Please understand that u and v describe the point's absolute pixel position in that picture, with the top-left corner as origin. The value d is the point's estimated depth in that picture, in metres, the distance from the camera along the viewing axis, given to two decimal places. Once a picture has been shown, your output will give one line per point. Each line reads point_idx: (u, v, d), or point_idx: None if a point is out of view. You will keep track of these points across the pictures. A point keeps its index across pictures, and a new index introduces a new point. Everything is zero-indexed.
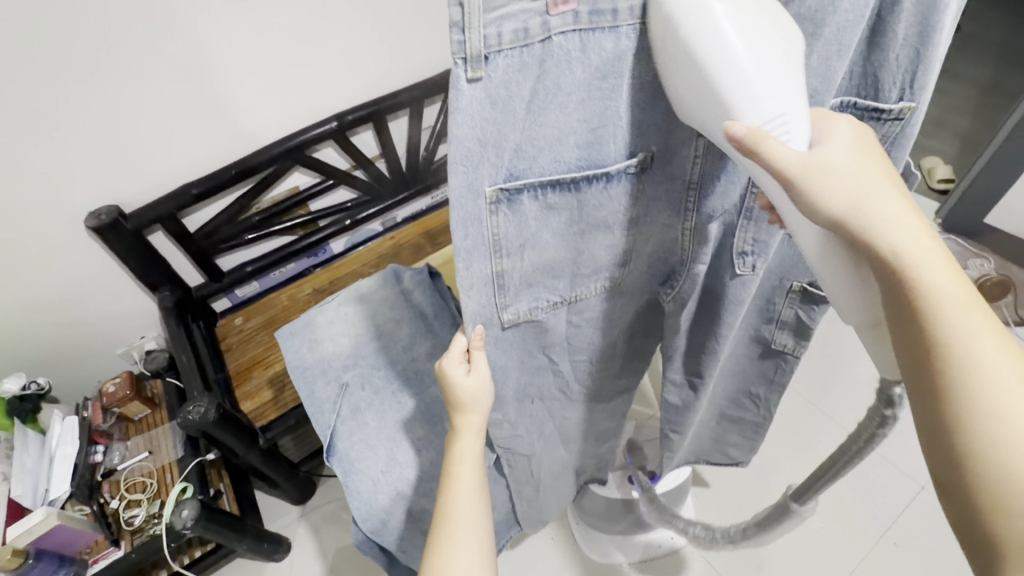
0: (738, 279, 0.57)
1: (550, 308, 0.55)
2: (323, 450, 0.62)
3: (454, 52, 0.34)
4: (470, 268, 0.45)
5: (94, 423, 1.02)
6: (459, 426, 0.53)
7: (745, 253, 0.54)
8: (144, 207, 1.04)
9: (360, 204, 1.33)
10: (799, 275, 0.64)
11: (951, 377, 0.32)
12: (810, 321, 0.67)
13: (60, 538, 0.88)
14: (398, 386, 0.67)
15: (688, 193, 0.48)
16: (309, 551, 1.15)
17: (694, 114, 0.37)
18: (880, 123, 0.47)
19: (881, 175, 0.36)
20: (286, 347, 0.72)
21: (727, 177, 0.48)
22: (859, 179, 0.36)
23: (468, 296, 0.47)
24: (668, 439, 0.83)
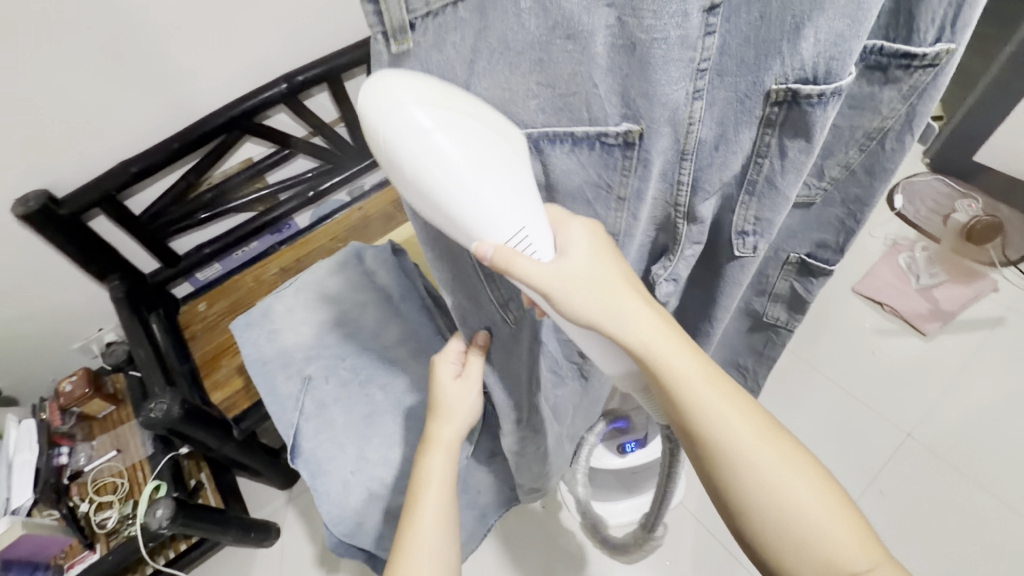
0: (738, 260, 0.53)
1: None
2: (288, 451, 0.58)
3: (371, 27, 0.31)
4: (445, 256, 0.41)
5: (54, 425, 0.96)
6: (431, 435, 0.52)
7: (745, 232, 0.49)
8: (78, 190, 0.94)
9: (321, 173, 1.23)
10: (796, 245, 0.59)
11: (713, 457, 0.39)
12: (806, 295, 0.63)
13: (29, 547, 0.83)
14: (366, 377, 0.62)
15: (681, 165, 0.41)
16: (299, 536, 1.13)
17: (447, 229, 0.37)
18: (909, 73, 0.39)
19: (613, 278, 0.40)
20: (242, 340, 0.66)
21: (726, 147, 0.41)
22: (594, 282, 0.39)
23: (447, 294, 0.46)
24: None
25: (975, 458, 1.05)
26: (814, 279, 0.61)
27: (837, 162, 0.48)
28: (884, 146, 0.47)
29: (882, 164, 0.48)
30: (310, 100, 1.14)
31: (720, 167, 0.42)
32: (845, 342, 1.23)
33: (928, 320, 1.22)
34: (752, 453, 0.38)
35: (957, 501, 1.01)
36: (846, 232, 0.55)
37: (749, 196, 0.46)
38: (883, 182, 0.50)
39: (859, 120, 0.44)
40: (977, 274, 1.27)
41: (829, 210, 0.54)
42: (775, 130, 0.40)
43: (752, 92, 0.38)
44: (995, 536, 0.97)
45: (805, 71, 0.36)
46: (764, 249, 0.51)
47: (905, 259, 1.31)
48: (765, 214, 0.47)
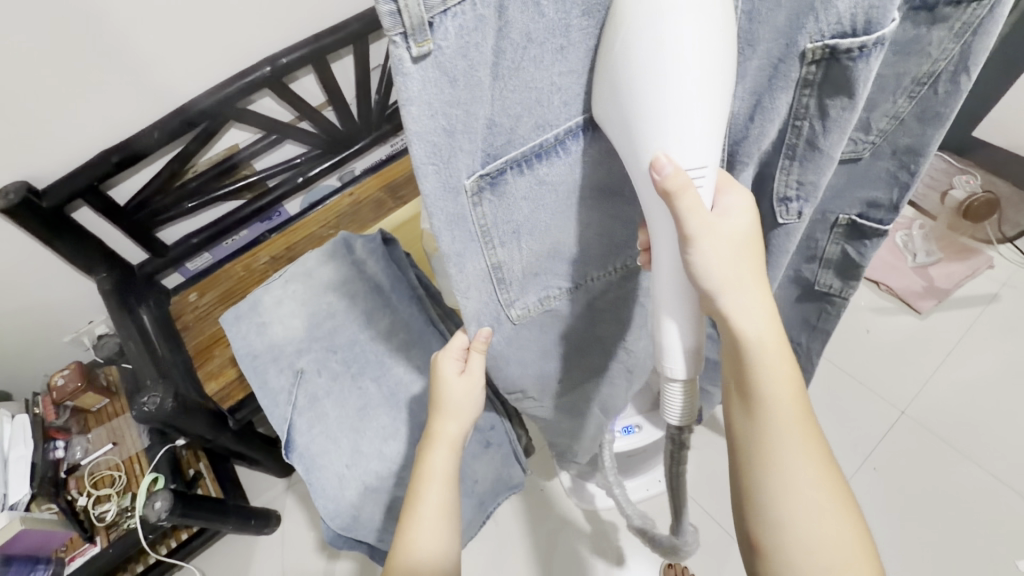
0: (783, 227, 0.51)
1: (561, 295, 0.50)
2: (281, 446, 0.58)
3: (387, 30, 0.25)
4: (463, 269, 0.38)
5: (48, 420, 0.95)
6: (434, 432, 0.51)
7: (788, 198, 0.47)
8: (59, 181, 0.92)
9: (310, 159, 1.21)
10: (844, 206, 0.56)
11: (768, 468, 0.39)
12: (860, 259, 0.59)
13: (28, 543, 0.83)
14: (359, 369, 0.62)
15: (717, 137, 0.41)
16: (299, 522, 1.14)
17: (619, 137, 0.34)
18: (959, 9, 0.36)
19: (749, 269, 0.38)
20: (231, 334, 0.65)
21: (763, 116, 0.40)
22: (733, 264, 0.38)
23: (466, 298, 0.41)
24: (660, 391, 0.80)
25: (967, 434, 1.06)
26: (867, 241, 0.57)
27: (884, 114, 0.45)
28: (937, 91, 0.43)
29: (934, 109, 0.44)
30: (294, 84, 1.10)
31: (757, 137, 0.41)
32: (840, 322, 1.23)
33: (921, 298, 1.22)
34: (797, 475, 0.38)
35: (949, 476, 1.03)
36: (900, 188, 0.50)
37: (790, 160, 0.44)
38: (937, 129, 0.45)
39: (907, 66, 0.41)
40: (971, 251, 1.27)
41: (878, 165, 0.50)
42: (814, 91, 0.38)
43: (786, 55, 0.36)
44: (985, 509, 0.99)
45: (843, 24, 0.33)
46: (810, 214, 0.49)
47: (902, 237, 1.31)
48: (809, 177, 0.45)
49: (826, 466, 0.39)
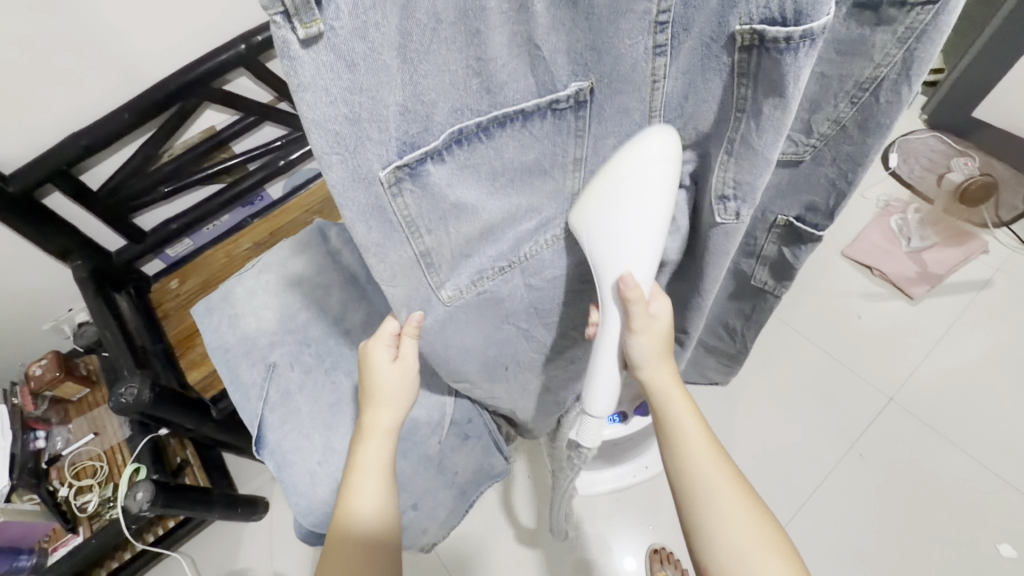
0: (721, 226, 0.45)
1: (499, 274, 0.47)
2: (253, 442, 0.57)
3: (266, 9, 0.23)
4: (385, 259, 0.37)
5: (27, 411, 0.94)
6: (366, 424, 0.50)
7: (726, 196, 0.41)
8: (27, 165, 0.88)
9: (290, 142, 1.17)
10: (785, 208, 0.52)
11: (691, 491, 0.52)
12: (794, 262, 0.56)
13: (8, 534, 0.83)
14: (332, 363, 0.60)
15: (651, 123, 0.38)
16: (287, 509, 1.14)
17: (596, 259, 0.43)
18: (904, 12, 0.32)
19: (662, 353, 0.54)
20: (202, 326, 0.63)
21: (696, 95, 0.36)
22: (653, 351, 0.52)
23: (393, 285, 0.40)
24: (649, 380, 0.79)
25: (955, 421, 1.06)
26: (803, 245, 0.54)
27: (825, 117, 0.41)
28: (880, 100, 0.38)
29: (876, 119, 0.40)
30: (272, 63, 1.06)
31: (690, 117, 0.38)
32: (831, 307, 1.22)
33: (914, 283, 1.20)
34: (717, 490, 0.50)
35: (936, 463, 1.03)
36: (838, 195, 0.47)
37: (728, 155, 0.38)
38: (878, 142, 0.41)
39: (850, 68, 0.37)
40: (967, 235, 1.24)
41: (819, 170, 0.46)
42: (751, 82, 0.33)
43: (718, 35, 0.32)
44: (970, 494, 0.99)
45: (772, 9, 0.29)
46: (747, 215, 0.42)
47: (897, 221, 1.29)
48: (745, 177, 0.38)
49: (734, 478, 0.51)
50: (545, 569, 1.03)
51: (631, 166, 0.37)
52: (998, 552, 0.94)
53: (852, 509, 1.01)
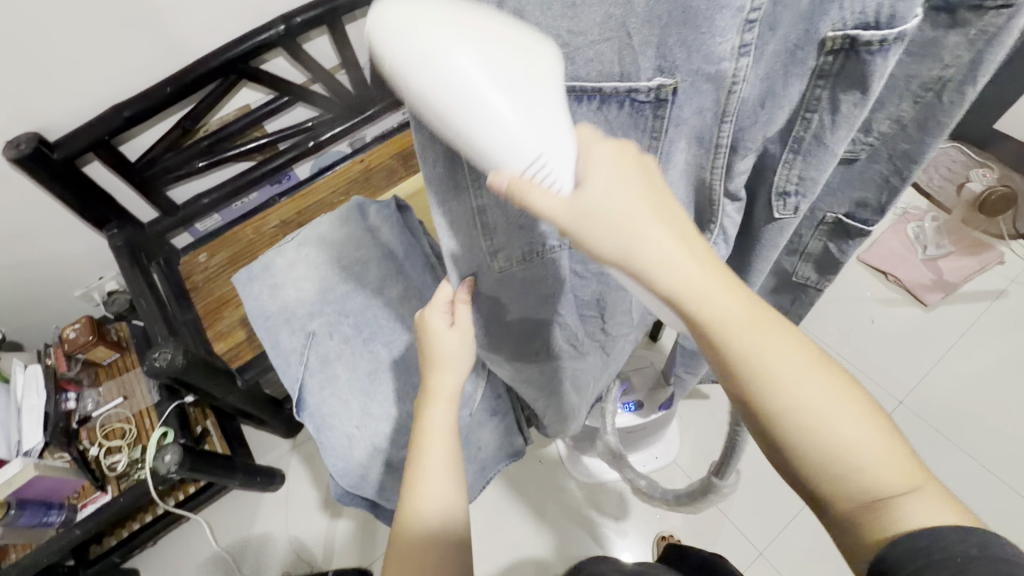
0: (776, 223, 0.50)
1: (553, 250, 0.44)
2: (293, 404, 0.60)
3: None
4: (444, 204, 0.39)
5: (60, 371, 0.97)
6: (431, 388, 0.51)
7: (786, 193, 0.45)
8: (70, 134, 0.91)
9: (321, 123, 1.19)
10: (834, 205, 0.54)
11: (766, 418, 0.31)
12: (839, 255, 0.58)
13: (42, 488, 0.85)
14: (370, 334, 0.62)
15: (721, 128, 0.38)
16: (303, 481, 1.17)
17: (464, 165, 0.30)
18: (979, 15, 0.34)
19: (644, 208, 0.31)
20: (244, 294, 0.66)
21: (772, 102, 0.37)
22: (627, 217, 0.31)
23: (448, 235, 0.42)
24: (679, 377, 0.81)
25: (965, 427, 1.08)
26: (850, 240, 0.56)
27: (886, 115, 0.42)
28: (942, 100, 0.40)
29: (936, 118, 0.41)
30: (308, 45, 1.09)
31: (764, 124, 0.39)
32: (843, 310, 1.24)
33: (929, 290, 1.22)
34: (822, 423, 0.30)
35: (944, 467, 1.04)
36: (889, 191, 0.49)
37: (794, 155, 0.41)
38: (936, 140, 0.43)
39: (918, 68, 0.38)
40: (983, 246, 1.25)
41: (873, 168, 0.48)
42: (830, 82, 0.36)
43: (804, 41, 0.34)
44: (977, 499, 1.01)
45: (866, 14, 0.32)
46: (806, 210, 0.47)
47: (914, 229, 1.30)
48: (810, 173, 0.43)
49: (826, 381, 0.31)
50: (552, 548, 1.06)
51: (394, 60, 0.26)
52: None
53: None
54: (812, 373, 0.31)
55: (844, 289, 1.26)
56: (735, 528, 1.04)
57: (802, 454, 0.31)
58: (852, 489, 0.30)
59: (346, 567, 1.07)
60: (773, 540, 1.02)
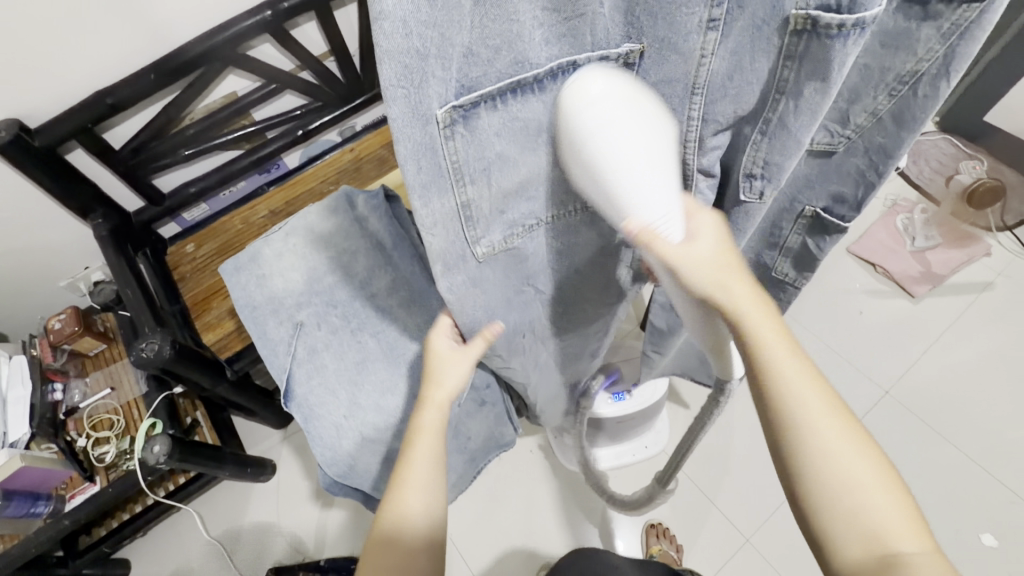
0: (742, 206, 0.48)
1: (527, 232, 0.47)
2: (280, 394, 0.59)
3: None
4: (428, 204, 0.35)
5: (46, 362, 0.96)
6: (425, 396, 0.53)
7: (752, 176, 0.44)
8: (52, 120, 0.89)
9: (311, 111, 1.18)
10: (814, 198, 0.54)
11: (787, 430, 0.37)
12: (817, 252, 0.58)
13: (28, 479, 0.84)
14: (358, 324, 0.62)
15: (691, 100, 0.38)
16: (293, 471, 1.17)
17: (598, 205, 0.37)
18: (951, 9, 0.33)
19: (730, 262, 0.41)
20: (231, 284, 0.65)
21: (741, 77, 0.37)
22: (717, 265, 0.40)
23: (432, 235, 0.38)
24: (648, 359, 0.81)
25: (949, 419, 1.09)
26: (827, 236, 0.56)
27: (863, 109, 0.42)
28: (917, 93, 0.40)
29: (913, 112, 0.41)
30: (296, 31, 1.07)
31: (732, 99, 0.38)
32: (831, 302, 1.25)
33: (917, 282, 1.23)
34: (846, 465, 0.35)
35: (927, 456, 1.06)
36: (865, 187, 0.49)
37: (761, 135, 0.41)
38: (911, 134, 0.43)
39: (891, 61, 0.38)
40: (971, 238, 1.27)
41: (849, 162, 0.48)
42: (796, 65, 0.35)
43: (771, 17, 0.34)
44: (961, 489, 1.02)
45: None
46: (772, 196, 0.46)
47: (903, 221, 1.31)
48: (774, 159, 0.42)
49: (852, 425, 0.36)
50: (543, 537, 1.07)
51: (586, 124, 0.32)
52: (980, 542, 0.98)
53: None
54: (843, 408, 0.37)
55: (834, 281, 1.27)
56: (722, 517, 1.06)
57: (829, 499, 0.35)
58: (857, 528, 0.34)
59: (337, 557, 1.07)
60: (760, 529, 1.03)
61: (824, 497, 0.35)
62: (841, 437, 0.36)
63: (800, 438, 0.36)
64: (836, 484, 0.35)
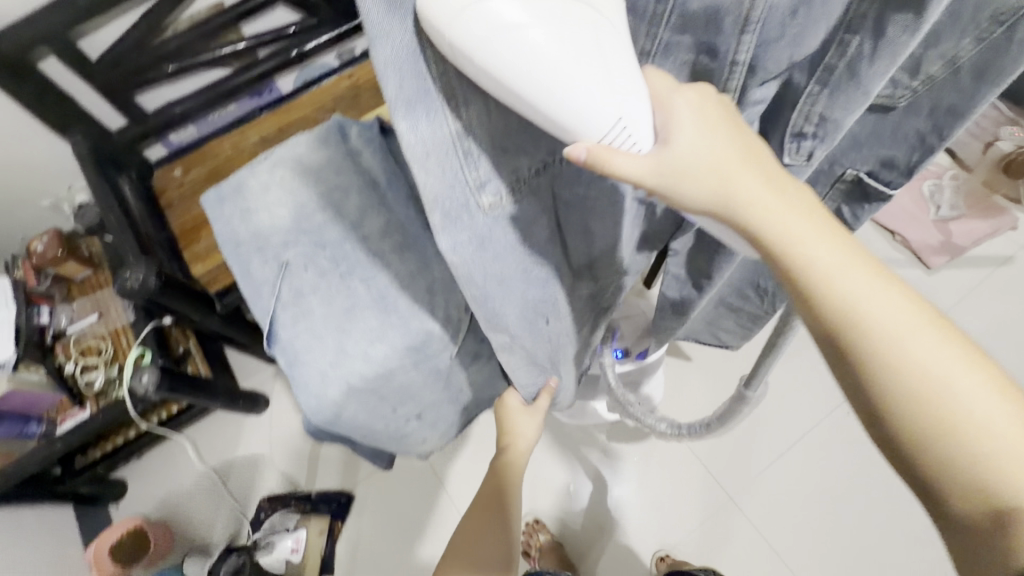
0: (786, 169, 0.43)
1: (534, 175, 0.38)
2: (264, 337, 0.57)
3: None
4: (417, 130, 0.30)
5: (30, 285, 0.93)
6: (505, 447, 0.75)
7: (802, 135, 0.39)
8: (16, 22, 0.81)
9: (306, 30, 1.08)
10: (857, 161, 0.48)
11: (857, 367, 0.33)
12: (852, 221, 0.54)
13: (18, 401, 0.85)
14: (347, 269, 0.58)
15: (740, 39, 0.32)
16: (287, 406, 1.18)
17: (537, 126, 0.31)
18: None
19: (736, 160, 0.33)
20: (214, 217, 0.61)
21: (810, 11, 0.31)
22: (718, 169, 0.33)
23: (426, 173, 0.31)
24: (658, 328, 0.79)
25: None
26: (867, 204, 0.51)
27: (940, 56, 0.36)
28: (1012, 38, 0.34)
29: (1000, 64, 0.36)
30: None
31: (791, 40, 0.32)
32: None
33: (935, 253, 1.18)
34: (936, 390, 0.31)
35: None
36: (924, 150, 0.43)
37: (820, 88, 0.35)
38: (989, 90, 0.37)
39: None
40: (1000, 209, 1.20)
41: (910, 120, 0.42)
42: None
43: None
44: None
45: None
46: (820, 158, 0.41)
47: (929, 187, 1.25)
48: (833, 115, 0.37)
49: (934, 339, 0.32)
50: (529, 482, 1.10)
51: (465, 44, 0.26)
52: None
53: (833, 458, 1.05)
54: (930, 339, 0.32)
55: None
56: (708, 473, 1.07)
57: (929, 458, 0.31)
58: (969, 463, 0.30)
59: (330, 490, 1.10)
60: (744, 487, 1.06)
61: (927, 440, 0.31)
62: (924, 355, 0.31)
63: (885, 397, 0.32)
64: (932, 418, 0.31)
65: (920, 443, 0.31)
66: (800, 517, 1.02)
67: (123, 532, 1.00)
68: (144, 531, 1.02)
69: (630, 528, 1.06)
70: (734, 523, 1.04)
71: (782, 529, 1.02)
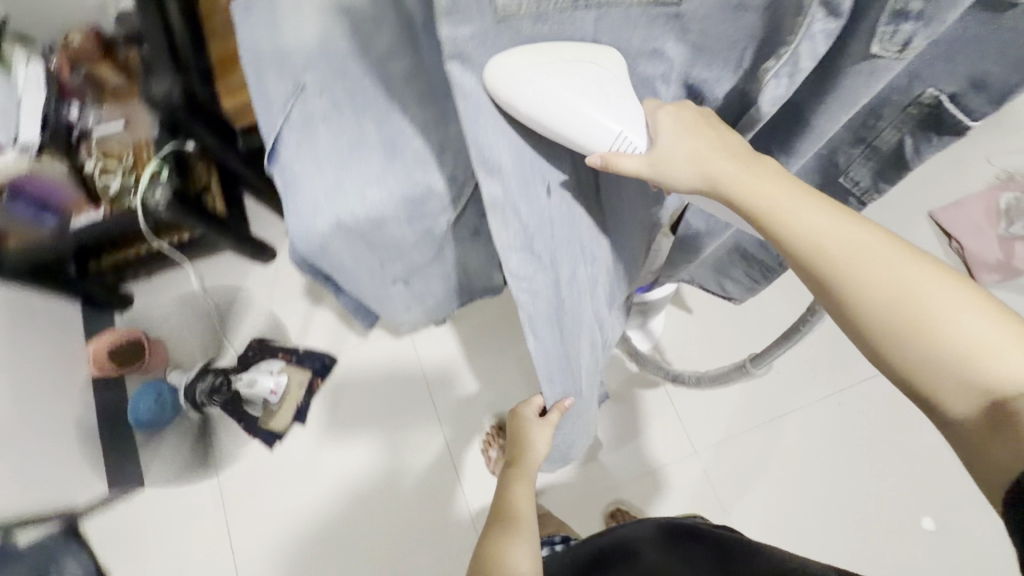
0: (871, 63, 0.38)
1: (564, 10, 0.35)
2: (266, 153, 0.55)
3: None
4: None
5: (63, 78, 0.94)
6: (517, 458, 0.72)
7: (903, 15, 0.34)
8: None
9: None
10: (944, 80, 0.41)
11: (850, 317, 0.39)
12: (913, 155, 0.48)
13: (36, 188, 0.88)
14: (362, 105, 0.54)
15: None
16: (292, 264, 1.19)
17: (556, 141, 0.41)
18: None
19: (716, 147, 0.41)
20: (241, 24, 0.59)
21: None
22: (703, 156, 0.41)
23: None
24: (673, 261, 0.77)
25: None
26: (937, 136, 0.46)
27: None
28: None
29: None
30: None
31: None
32: None
33: (987, 269, 1.10)
34: (917, 322, 0.37)
35: (904, 434, 1.05)
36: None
37: None
38: None
39: None
40: None
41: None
42: None
43: None
44: (923, 473, 1.02)
45: None
46: (912, 53, 0.37)
47: (1007, 200, 1.14)
48: None
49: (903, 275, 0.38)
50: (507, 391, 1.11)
51: (513, 97, 0.35)
52: (915, 522, 1.00)
53: (807, 443, 1.07)
54: (905, 269, 0.38)
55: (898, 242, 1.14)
56: (678, 425, 1.09)
57: (907, 353, 0.38)
58: (956, 373, 0.36)
59: (316, 350, 1.14)
60: (710, 445, 1.07)
61: (918, 365, 0.37)
62: (897, 294, 0.38)
63: (862, 316, 0.39)
64: (916, 346, 0.37)
65: (917, 369, 0.37)
66: (756, 486, 1.05)
67: (123, 339, 1.08)
68: (138, 344, 1.09)
69: (590, 455, 1.09)
70: (691, 477, 1.06)
71: (734, 492, 1.05)
